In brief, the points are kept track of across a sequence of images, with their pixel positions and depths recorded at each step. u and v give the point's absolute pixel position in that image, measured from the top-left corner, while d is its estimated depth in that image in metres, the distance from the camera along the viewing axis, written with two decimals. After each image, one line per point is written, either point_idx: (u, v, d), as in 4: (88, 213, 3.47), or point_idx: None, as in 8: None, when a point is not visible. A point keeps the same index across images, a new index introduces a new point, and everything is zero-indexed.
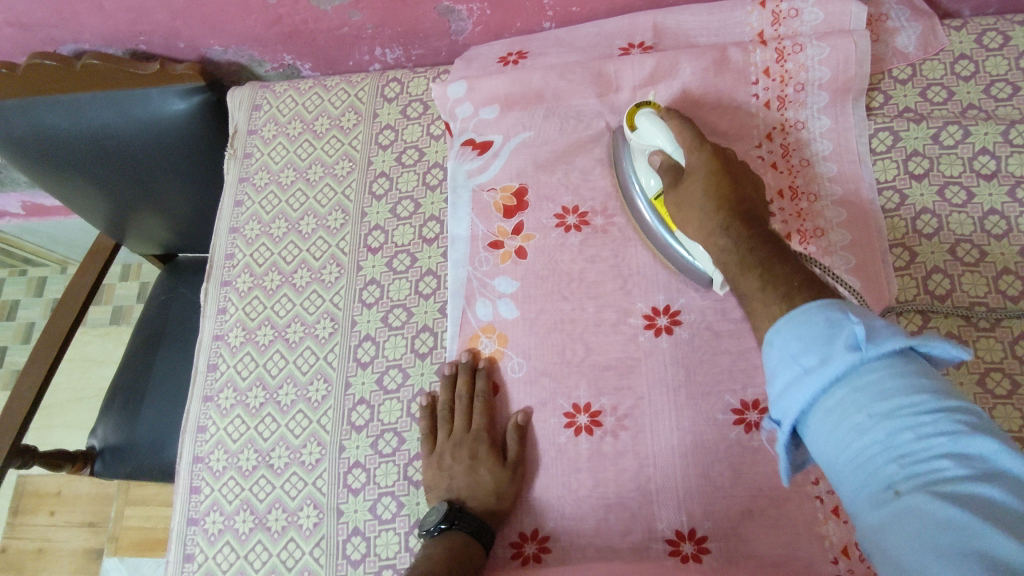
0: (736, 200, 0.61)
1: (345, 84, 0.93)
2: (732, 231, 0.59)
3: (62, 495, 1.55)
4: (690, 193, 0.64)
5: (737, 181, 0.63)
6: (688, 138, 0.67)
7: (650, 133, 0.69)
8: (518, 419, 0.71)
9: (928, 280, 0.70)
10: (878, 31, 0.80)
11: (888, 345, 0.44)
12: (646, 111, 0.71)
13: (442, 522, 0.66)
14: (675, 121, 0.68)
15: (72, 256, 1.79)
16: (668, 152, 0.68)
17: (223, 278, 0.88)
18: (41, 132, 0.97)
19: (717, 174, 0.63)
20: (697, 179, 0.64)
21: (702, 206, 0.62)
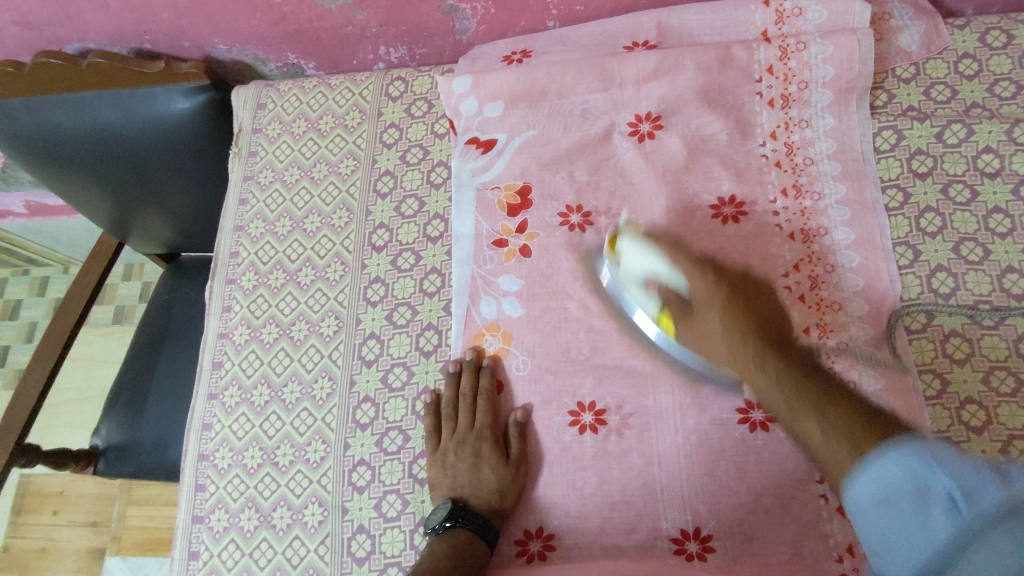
0: (764, 329, 0.62)
1: (349, 83, 0.94)
2: (772, 368, 0.59)
3: (65, 495, 1.55)
4: (710, 324, 0.65)
5: (755, 309, 0.64)
6: (685, 266, 0.67)
7: (637, 261, 0.69)
8: (519, 417, 0.71)
9: (932, 278, 0.70)
10: (882, 30, 0.80)
11: (985, 502, 0.40)
12: (627, 239, 0.71)
13: (446, 520, 0.67)
14: (662, 249, 0.68)
15: (75, 255, 1.79)
16: (663, 279, 0.67)
17: (227, 276, 0.88)
18: (47, 131, 0.97)
19: (734, 305, 0.64)
20: (713, 312, 0.65)
21: (730, 348, 0.63)
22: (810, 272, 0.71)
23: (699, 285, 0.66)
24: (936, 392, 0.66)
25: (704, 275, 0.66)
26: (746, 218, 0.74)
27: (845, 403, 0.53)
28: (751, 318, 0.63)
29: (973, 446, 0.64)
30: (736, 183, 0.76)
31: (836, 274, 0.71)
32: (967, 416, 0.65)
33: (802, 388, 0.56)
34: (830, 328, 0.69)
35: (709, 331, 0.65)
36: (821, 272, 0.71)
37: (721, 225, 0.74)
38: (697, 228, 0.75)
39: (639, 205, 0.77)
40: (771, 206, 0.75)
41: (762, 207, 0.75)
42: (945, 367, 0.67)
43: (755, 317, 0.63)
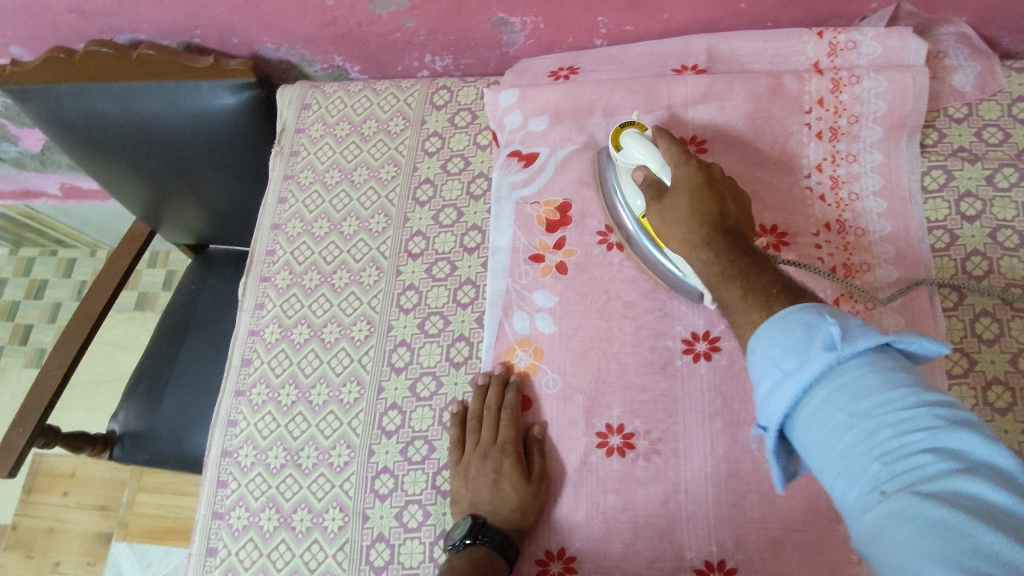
0: (724, 214, 0.63)
1: (394, 89, 0.94)
2: (714, 240, 0.60)
3: (76, 476, 1.56)
4: (676, 206, 0.64)
5: (725, 199, 0.64)
6: (676, 155, 0.67)
7: (631, 153, 0.70)
8: (537, 432, 0.72)
9: (976, 323, 0.69)
10: (936, 68, 0.79)
11: (863, 344, 0.45)
12: (631, 131, 0.72)
13: (466, 537, 0.66)
14: (659, 141, 0.69)
15: (103, 239, 1.81)
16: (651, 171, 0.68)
17: (262, 273, 0.89)
18: (93, 117, 0.99)
19: (702, 195, 0.64)
20: (684, 190, 0.65)
21: (687, 218, 0.63)
22: (850, 308, 0.70)
23: (685, 177, 0.65)
24: None
25: (694, 166, 0.66)
26: (788, 249, 0.73)
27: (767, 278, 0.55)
28: (721, 198, 0.64)
29: None
30: (779, 212, 0.75)
31: (876, 313, 0.69)
32: None
33: (740, 260, 0.58)
34: None
35: (672, 208, 0.65)
36: (861, 309, 0.70)
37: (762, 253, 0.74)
38: None
39: None
40: (814, 238, 0.74)
41: (804, 239, 0.74)
42: (986, 416, 0.66)
43: (718, 202, 0.63)
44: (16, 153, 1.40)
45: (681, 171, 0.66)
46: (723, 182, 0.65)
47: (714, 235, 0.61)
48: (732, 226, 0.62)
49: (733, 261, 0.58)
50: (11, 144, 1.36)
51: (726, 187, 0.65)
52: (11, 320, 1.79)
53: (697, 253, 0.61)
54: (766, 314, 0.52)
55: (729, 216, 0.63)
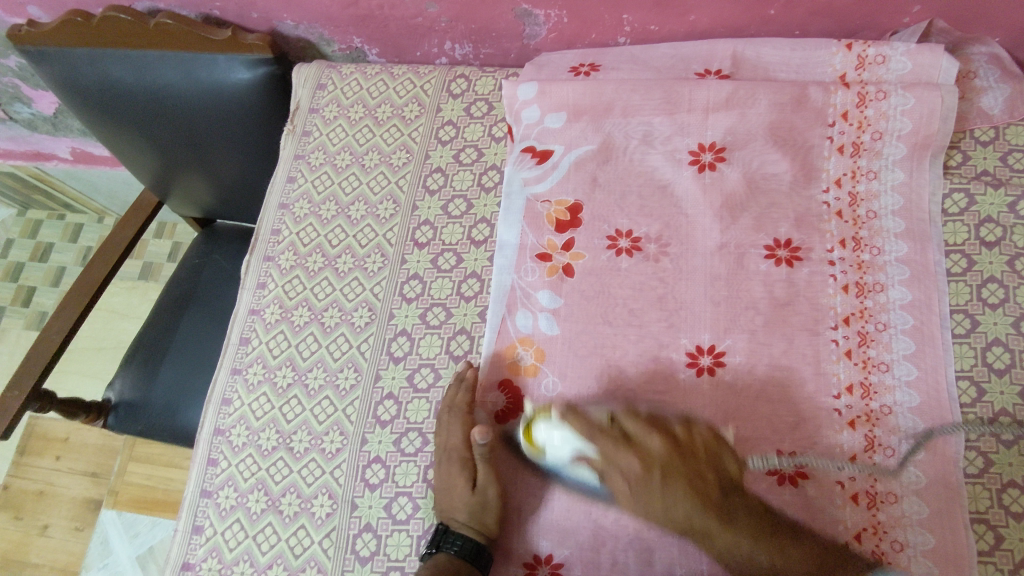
0: (701, 484, 0.61)
1: (412, 74, 0.93)
2: (716, 529, 0.60)
3: (69, 442, 1.56)
4: (648, 498, 0.61)
5: (691, 469, 0.61)
6: (607, 445, 0.63)
7: (556, 445, 0.64)
8: (481, 440, 0.67)
9: (988, 351, 0.68)
10: (965, 88, 0.77)
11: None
12: (542, 426, 0.65)
13: (430, 547, 0.67)
14: (574, 420, 0.64)
15: (111, 206, 1.80)
16: (591, 458, 0.63)
17: (266, 253, 0.88)
18: (106, 83, 0.98)
19: (669, 482, 0.61)
20: (648, 484, 0.61)
21: (683, 509, 0.60)
22: (859, 328, 0.69)
23: (636, 467, 0.62)
24: (977, 471, 0.64)
25: (632, 456, 0.62)
26: (801, 263, 0.72)
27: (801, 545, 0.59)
28: (689, 474, 0.61)
29: (1010, 532, 0.62)
30: (794, 226, 0.74)
31: (887, 333, 0.69)
32: (1008, 500, 0.63)
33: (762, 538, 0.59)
34: (873, 390, 0.67)
35: (646, 504, 0.62)
36: (871, 329, 0.69)
37: (774, 267, 0.72)
38: (748, 267, 0.73)
39: (692, 236, 0.75)
40: (828, 254, 0.72)
41: (818, 254, 0.72)
42: (990, 447, 0.65)
43: (691, 482, 0.61)
44: (29, 115, 1.39)
45: (627, 470, 0.62)
46: (672, 448, 0.62)
47: (713, 521, 0.60)
48: (717, 488, 0.61)
49: (765, 539, 0.59)
50: (24, 104, 1.35)
51: (679, 449, 0.62)
52: (15, 282, 1.79)
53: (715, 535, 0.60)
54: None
55: (709, 481, 0.61)
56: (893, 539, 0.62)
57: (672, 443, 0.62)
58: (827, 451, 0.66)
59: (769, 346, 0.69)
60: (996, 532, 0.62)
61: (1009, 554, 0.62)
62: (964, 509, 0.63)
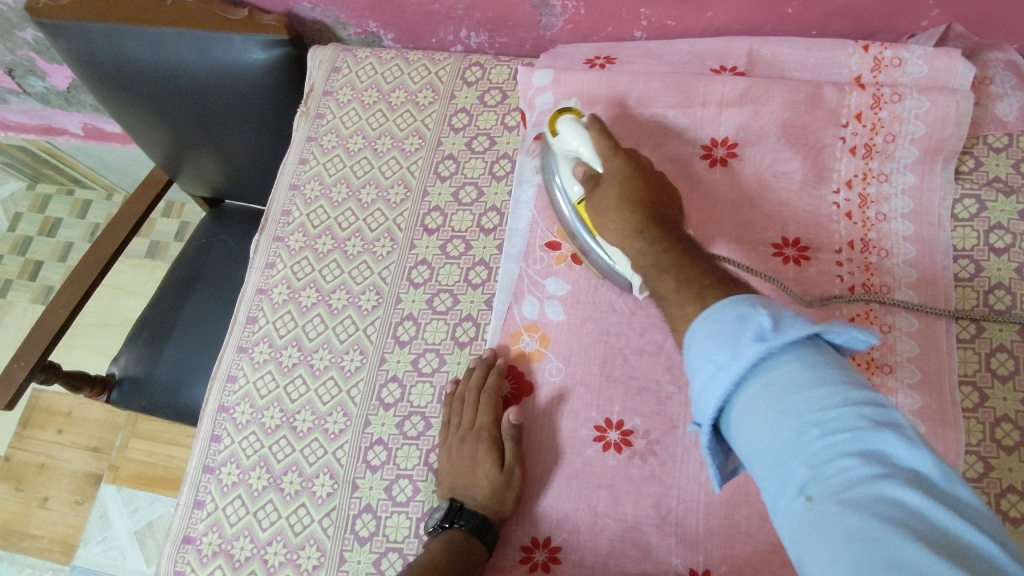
0: (655, 204, 0.59)
1: (427, 60, 0.93)
2: (643, 228, 0.56)
3: (72, 416, 1.57)
4: (604, 198, 0.62)
5: (658, 189, 0.61)
6: (607, 145, 0.65)
7: (568, 135, 0.68)
8: (513, 420, 0.67)
9: (992, 357, 0.68)
10: (980, 94, 0.77)
11: (795, 333, 0.39)
12: (568, 118, 0.70)
13: (443, 521, 0.66)
14: (591, 126, 0.67)
15: (121, 183, 1.81)
16: (586, 159, 0.67)
17: (276, 233, 0.88)
18: (121, 59, 0.98)
19: (633, 182, 0.61)
20: (613, 182, 0.62)
21: (617, 203, 0.60)
22: (865, 329, 0.69)
23: (614, 166, 0.63)
24: (976, 475, 0.64)
25: (621, 155, 0.64)
26: (808, 263, 0.73)
27: (700, 265, 0.50)
28: (650, 187, 0.61)
29: None
30: (803, 226, 0.74)
31: (893, 335, 0.69)
32: (1006, 506, 0.63)
33: (664, 248, 0.54)
34: (876, 390, 0.67)
35: (605, 202, 0.62)
36: (876, 330, 0.69)
37: (781, 265, 0.73)
38: (755, 265, 0.73)
39: (700, 231, 0.75)
40: (836, 255, 0.73)
41: (826, 254, 0.73)
42: (991, 452, 0.65)
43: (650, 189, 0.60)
44: (42, 89, 1.40)
45: (609, 167, 0.64)
46: (653, 172, 0.63)
47: (645, 221, 0.57)
48: (664, 214, 0.58)
49: (654, 250, 0.54)
50: (38, 78, 1.35)
51: (658, 178, 0.63)
52: (23, 255, 1.79)
53: (628, 234, 0.58)
54: (700, 308, 0.46)
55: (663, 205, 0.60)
56: None
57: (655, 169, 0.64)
58: None
59: None
60: None
61: None
62: None
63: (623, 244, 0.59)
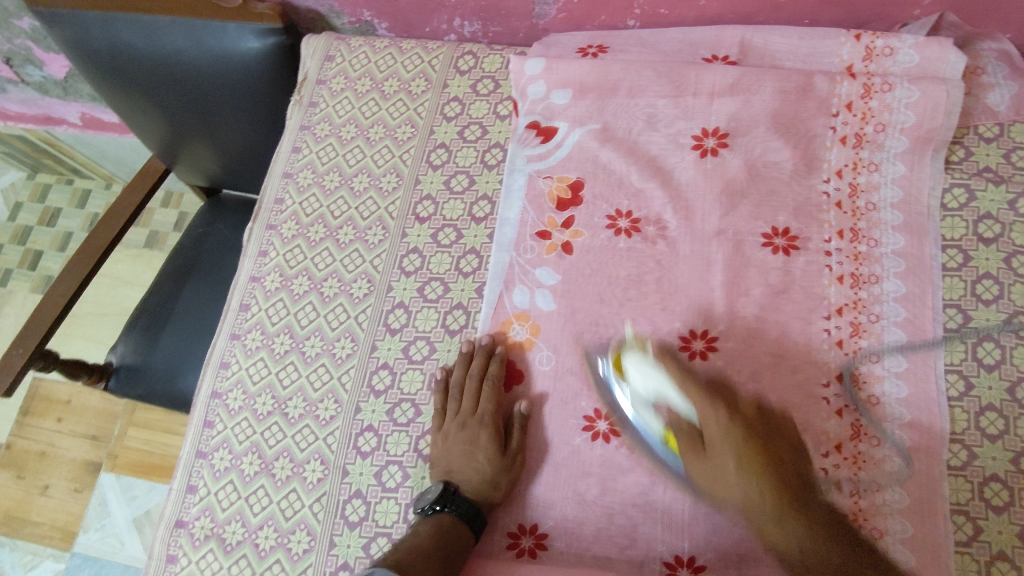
0: (780, 467, 0.58)
1: (420, 49, 0.93)
2: (784, 512, 0.56)
3: (71, 404, 1.58)
4: (721, 465, 0.60)
5: (773, 443, 0.60)
6: (701, 402, 0.61)
7: (643, 377, 0.64)
8: (523, 409, 0.71)
9: (979, 346, 0.68)
10: (972, 84, 0.77)
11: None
12: (635, 359, 0.66)
13: (436, 503, 0.67)
14: (669, 365, 0.64)
15: (120, 173, 1.81)
16: (673, 402, 0.63)
17: (269, 221, 0.89)
18: (117, 47, 0.98)
19: (750, 449, 0.59)
20: (727, 452, 0.59)
21: (744, 470, 0.58)
22: (852, 318, 0.70)
23: (722, 423, 0.60)
24: (960, 463, 0.65)
25: (722, 407, 0.61)
26: (798, 253, 0.72)
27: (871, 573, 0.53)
28: (771, 448, 0.59)
29: (989, 524, 0.63)
30: (792, 215, 0.74)
31: (879, 325, 0.69)
32: (989, 494, 0.64)
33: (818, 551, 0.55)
34: (862, 379, 0.68)
35: (720, 467, 0.60)
36: (864, 320, 0.69)
37: (771, 255, 0.73)
38: (745, 254, 0.73)
39: (691, 221, 0.75)
40: (825, 245, 0.73)
41: (815, 244, 0.73)
42: (975, 441, 0.65)
43: (770, 454, 0.59)
44: (40, 78, 1.40)
45: (711, 421, 0.61)
46: (761, 418, 0.61)
47: (783, 504, 0.57)
48: (797, 482, 0.58)
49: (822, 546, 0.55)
50: (36, 68, 1.36)
51: (767, 428, 0.60)
52: (23, 244, 1.80)
53: (768, 530, 0.57)
54: None
55: (790, 467, 0.59)
56: (873, 526, 0.63)
57: (762, 415, 0.61)
58: (813, 438, 0.67)
59: (762, 333, 0.70)
60: (975, 523, 0.63)
61: (986, 545, 0.62)
62: (945, 500, 0.63)
63: (752, 513, 0.58)
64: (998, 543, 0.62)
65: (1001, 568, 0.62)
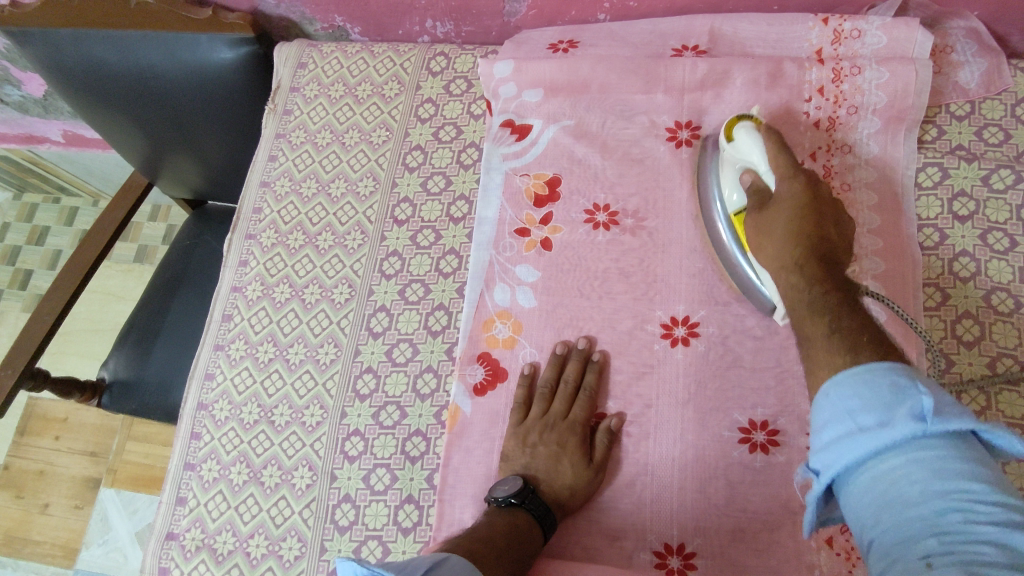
0: (824, 240, 0.59)
1: (391, 52, 0.93)
2: (807, 267, 0.57)
3: (68, 422, 1.58)
4: (772, 223, 0.63)
5: (829, 224, 0.61)
6: (781, 169, 0.64)
7: (745, 144, 0.67)
8: (614, 424, 0.68)
9: (958, 324, 0.68)
10: (941, 63, 0.77)
11: (957, 424, 0.41)
12: (746, 126, 0.68)
13: (513, 496, 0.63)
14: (770, 140, 0.65)
15: (106, 189, 1.81)
16: (759, 175, 0.66)
17: (248, 231, 0.89)
18: (89, 63, 0.98)
19: (805, 215, 0.61)
20: (784, 210, 0.62)
21: (788, 227, 0.61)
22: None
23: (789, 196, 0.62)
24: None
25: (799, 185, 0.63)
26: None
27: (863, 318, 0.51)
28: (822, 220, 0.61)
29: None
30: None
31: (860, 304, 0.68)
32: None
33: (819, 291, 0.55)
34: None
35: (773, 223, 0.63)
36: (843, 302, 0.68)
37: None
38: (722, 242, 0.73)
39: (668, 211, 0.75)
40: None
41: None
42: None
43: (822, 226, 0.61)
44: (19, 98, 1.40)
45: (784, 187, 0.63)
46: (829, 206, 0.62)
47: (811, 255, 0.58)
48: (832, 250, 0.59)
49: (823, 287, 0.55)
50: (14, 87, 1.36)
51: (833, 214, 0.62)
52: (12, 265, 1.80)
53: (787, 271, 0.59)
54: (853, 363, 0.48)
55: (832, 241, 0.60)
56: None
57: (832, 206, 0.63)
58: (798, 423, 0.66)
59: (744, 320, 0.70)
60: None
61: None
62: None
63: (778, 271, 0.61)
64: None
65: None
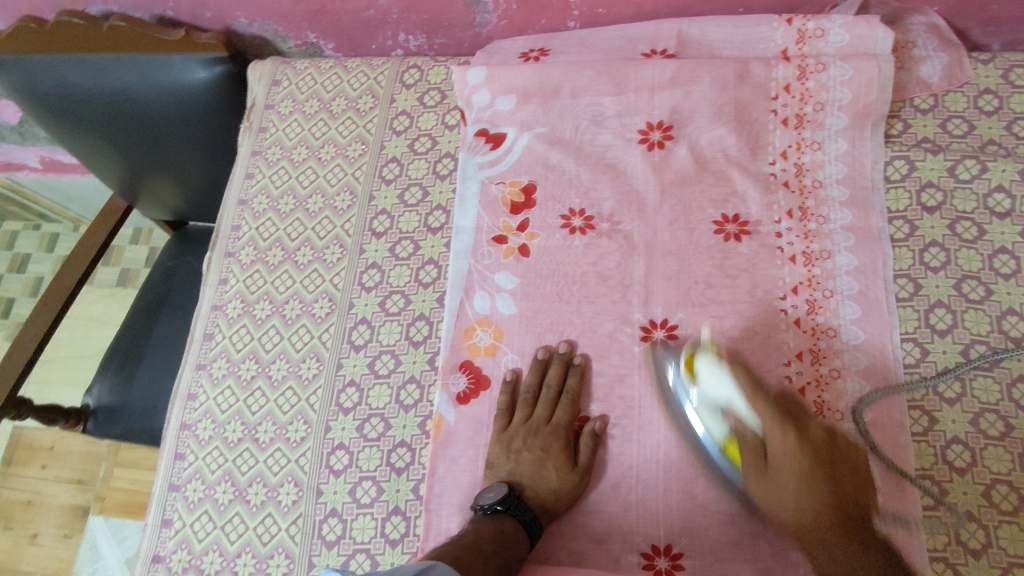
0: (843, 504, 0.56)
1: (365, 67, 0.94)
2: (836, 543, 0.54)
3: (55, 451, 1.56)
4: (780, 485, 0.57)
5: (838, 470, 0.57)
6: (769, 421, 0.58)
7: (715, 387, 0.62)
8: (598, 427, 0.68)
9: (931, 313, 0.69)
10: (904, 58, 0.79)
11: None
12: (707, 360, 0.63)
13: (498, 503, 0.64)
14: (738, 372, 0.60)
15: (86, 214, 1.80)
16: (740, 413, 0.60)
17: (227, 249, 0.89)
18: (63, 88, 0.98)
19: (813, 466, 0.56)
20: (789, 465, 0.57)
21: (801, 480, 0.56)
22: (807, 296, 0.70)
23: (789, 442, 0.57)
24: (921, 428, 0.65)
25: (793, 431, 0.57)
26: (749, 238, 0.73)
27: None
28: (830, 468, 0.57)
29: (954, 486, 0.63)
30: (742, 199, 0.75)
31: (834, 300, 0.70)
32: (951, 456, 0.64)
33: (861, 561, 0.53)
34: (823, 355, 0.68)
35: (780, 489, 0.57)
36: (819, 297, 0.70)
37: (723, 241, 0.74)
38: (697, 242, 0.74)
39: (643, 214, 0.76)
40: (775, 226, 0.73)
41: (766, 227, 0.73)
42: (934, 405, 0.66)
43: (834, 479, 0.56)
44: None
45: (777, 442, 0.58)
46: (831, 442, 0.58)
47: (836, 531, 0.55)
48: (855, 515, 0.55)
49: None
50: None
51: (838, 454, 0.58)
52: None
53: (818, 544, 0.55)
54: None
55: (850, 502, 0.56)
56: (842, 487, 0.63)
57: (834, 444, 0.58)
58: None
59: (721, 318, 0.71)
60: (940, 486, 0.63)
61: (953, 507, 0.62)
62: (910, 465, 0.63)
63: (796, 514, 0.57)
64: (964, 504, 0.62)
65: (971, 527, 0.61)
